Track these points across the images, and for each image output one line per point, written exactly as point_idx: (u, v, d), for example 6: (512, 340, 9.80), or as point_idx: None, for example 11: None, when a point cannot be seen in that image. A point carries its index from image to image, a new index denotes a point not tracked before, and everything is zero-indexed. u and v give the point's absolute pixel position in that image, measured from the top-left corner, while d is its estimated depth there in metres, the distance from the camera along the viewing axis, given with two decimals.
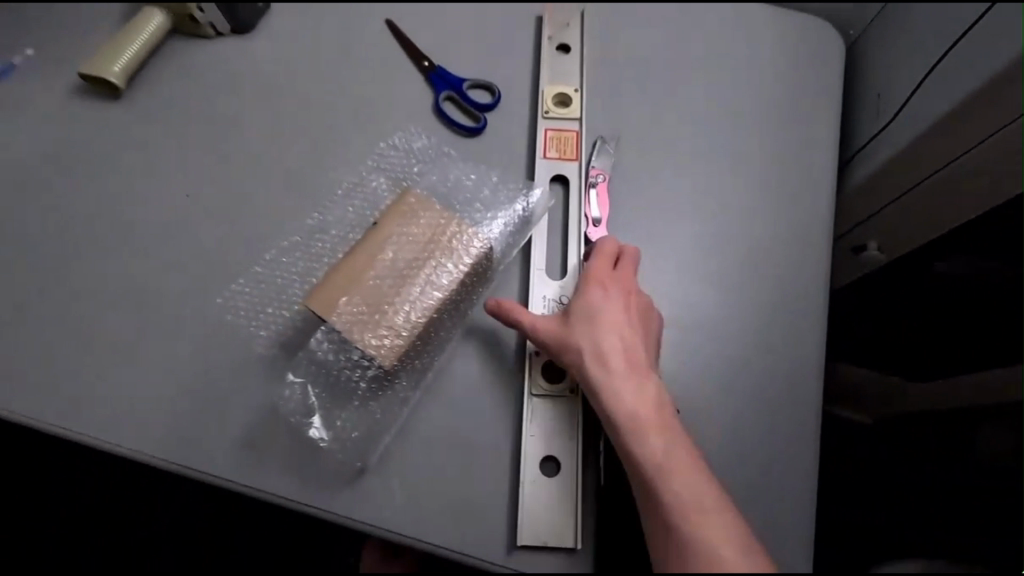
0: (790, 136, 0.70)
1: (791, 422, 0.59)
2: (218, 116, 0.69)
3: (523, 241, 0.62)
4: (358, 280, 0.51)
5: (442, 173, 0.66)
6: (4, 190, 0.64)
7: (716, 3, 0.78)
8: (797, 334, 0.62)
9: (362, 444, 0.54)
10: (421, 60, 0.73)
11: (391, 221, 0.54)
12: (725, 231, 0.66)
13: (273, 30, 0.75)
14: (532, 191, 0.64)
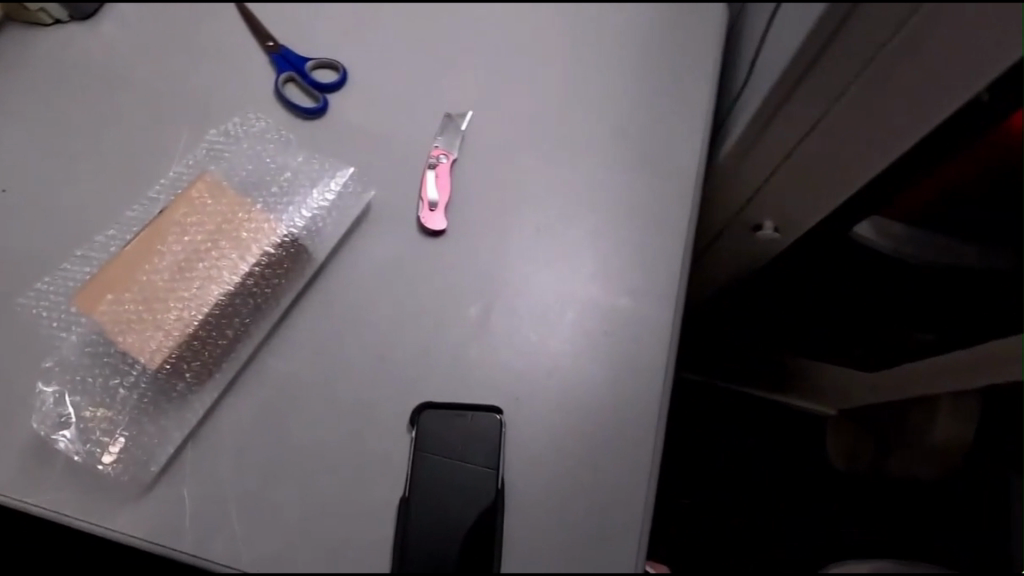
0: (658, 106, 0.64)
1: (641, 414, 0.52)
2: (45, 107, 0.65)
3: (322, 230, 0.56)
4: (128, 275, 0.48)
5: (248, 158, 0.60)
6: None
7: None
8: (654, 320, 0.55)
9: (143, 455, 0.49)
10: (266, 40, 0.68)
11: (176, 211, 0.50)
12: (578, 211, 0.60)
13: (117, 16, 0.71)
14: (333, 178, 0.59)
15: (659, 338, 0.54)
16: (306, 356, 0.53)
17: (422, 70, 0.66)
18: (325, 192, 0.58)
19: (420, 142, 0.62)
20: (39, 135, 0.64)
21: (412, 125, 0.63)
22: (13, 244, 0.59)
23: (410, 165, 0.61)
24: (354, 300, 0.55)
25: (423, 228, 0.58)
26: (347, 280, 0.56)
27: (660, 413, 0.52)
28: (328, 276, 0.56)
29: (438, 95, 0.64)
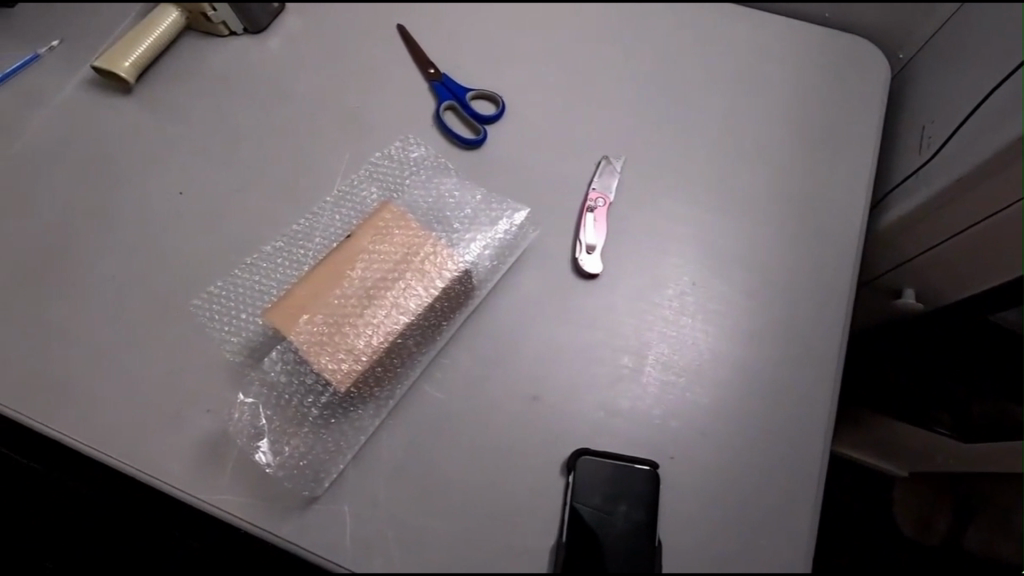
0: (817, 171, 0.64)
1: (792, 484, 0.52)
2: (221, 117, 0.69)
3: (503, 269, 0.58)
4: (320, 296, 0.49)
5: (425, 187, 0.63)
6: (18, 178, 0.67)
7: (744, 22, 0.73)
8: (809, 390, 0.55)
9: (315, 471, 0.51)
10: (427, 68, 0.70)
11: (364, 236, 0.51)
12: (733, 270, 0.60)
13: (285, 31, 0.75)
14: (513, 217, 0.61)
15: (815, 407, 0.54)
16: (464, 388, 0.54)
17: (579, 112, 0.68)
18: (509, 228, 0.60)
19: (576, 183, 0.63)
20: (215, 144, 0.68)
21: (571, 165, 0.64)
22: (190, 245, 0.62)
23: (569, 205, 0.62)
24: (523, 339, 0.56)
25: (579, 269, 0.59)
26: (517, 319, 0.57)
27: (814, 487, 0.52)
28: (500, 313, 0.57)
29: (594, 137, 0.66)
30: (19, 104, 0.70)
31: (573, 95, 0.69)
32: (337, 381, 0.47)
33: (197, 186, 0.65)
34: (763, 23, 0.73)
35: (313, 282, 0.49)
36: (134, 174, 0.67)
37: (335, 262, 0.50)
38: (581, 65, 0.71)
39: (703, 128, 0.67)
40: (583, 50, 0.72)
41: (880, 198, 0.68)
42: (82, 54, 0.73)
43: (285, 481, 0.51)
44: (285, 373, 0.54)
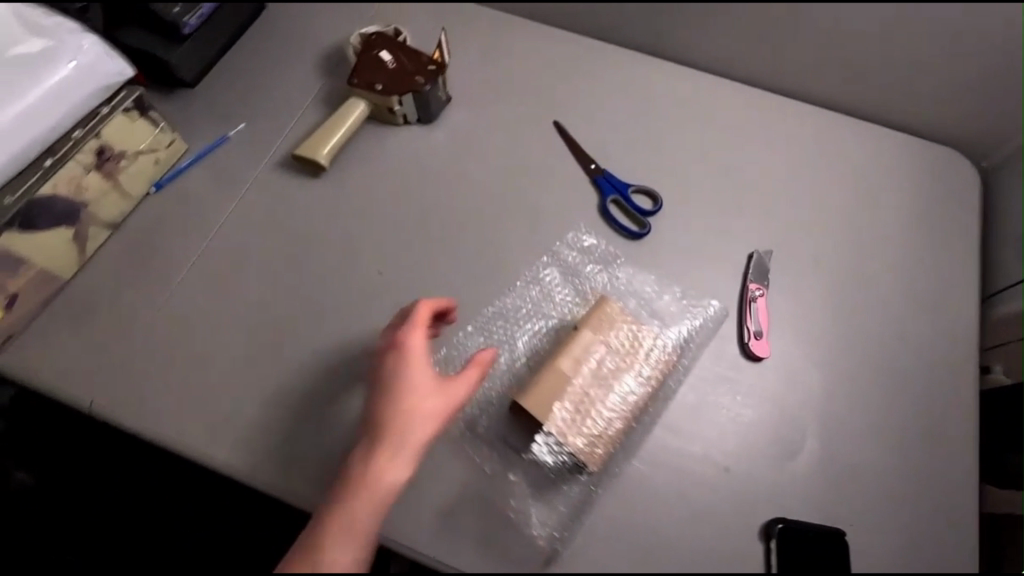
0: (926, 271, 0.77)
1: (937, 537, 0.64)
2: (407, 203, 0.77)
3: (695, 352, 0.69)
4: (559, 379, 0.57)
5: (620, 277, 0.73)
6: (226, 256, 0.73)
7: (855, 131, 0.84)
8: (941, 457, 0.67)
9: (559, 535, 0.59)
10: (588, 163, 0.79)
11: (589, 326, 0.60)
12: (871, 358, 0.71)
13: (454, 123, 0.83)
14: (703, 306, 0.71)
15: (947, 477, 0.66)
16: (668, 461, 0.63)
17: (723, 211, 0.78)
18: (701, 317, 0.71)
19: (734, 275, 0.74)
20: (404, 228, 0.75)
21: (727, 259, 0.75)
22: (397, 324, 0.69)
23: (733, 295, 0.72)
24: (711, 415, 0.66)
25: (749, 353, 0.69)
26: (713, 399, 0.67)
27: (954, 539, 0.63)
28: (693, 393, 0.67)
29: (741, 234, 0.77)
30: (217, 185, 0.77)
31: (716, 192, 0.79)
32: (581, 455, 0.56)
33: (394, 268, 0.73)
34: (869, 136, 0.85)
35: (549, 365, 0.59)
36: (333, 254, 0.73)
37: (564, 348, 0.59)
38: (718, 166, 0.81)
39: (828, 229, 0.78)
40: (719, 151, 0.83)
41: (990, 294, 0.80)
42: (269, 138, 0.80)
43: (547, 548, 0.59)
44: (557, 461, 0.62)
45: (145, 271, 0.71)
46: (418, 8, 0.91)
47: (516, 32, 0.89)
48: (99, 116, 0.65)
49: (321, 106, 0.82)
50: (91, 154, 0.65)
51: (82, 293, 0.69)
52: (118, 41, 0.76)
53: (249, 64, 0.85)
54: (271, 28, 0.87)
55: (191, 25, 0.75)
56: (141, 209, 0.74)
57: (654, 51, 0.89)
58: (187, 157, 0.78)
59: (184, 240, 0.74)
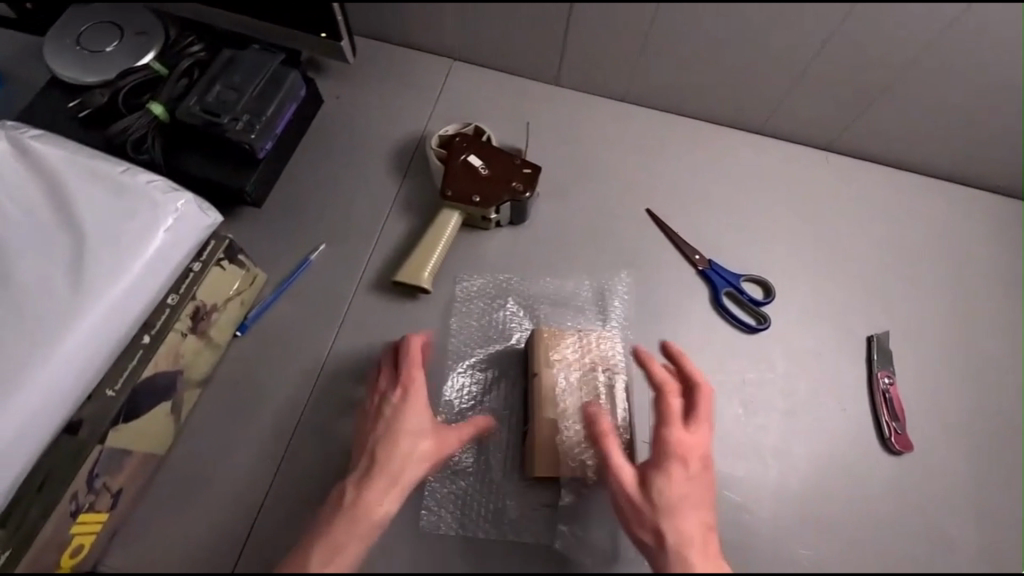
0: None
1: None
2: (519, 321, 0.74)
3: (836, 450, 0.70)
4: (553, 399, 0.66)
5: (747, 375, 0.73)
6: (335, 399, 0.67)
7: (931, 198, 0.86)
8: None
9: None
10: (693, 255, 0.78)
11: (544, 356, 0.68)
12: (994, 436, 0.73)
13: (547, 224, 0.80)
14: (837, 404, 0.72)
15: None
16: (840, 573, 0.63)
17: (827, 296, 0.79)
18: (839, 413, 0.72)
19: (856, 363, 0.74)
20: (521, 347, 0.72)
21: (845, 346, 0.75)
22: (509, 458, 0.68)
23: (865, 386, 0.73)
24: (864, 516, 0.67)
25: (890, 446, 0.70)
26: (864, 499, 0.68)
27: None
28: (847, 496, 0.68)
29: (850, 318, 0.77)
30: (308, 318, 0.71)
31: (815, 275, 0.80)
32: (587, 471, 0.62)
33: (517, 394, 0.70)
34: (950, 200, 0.86)
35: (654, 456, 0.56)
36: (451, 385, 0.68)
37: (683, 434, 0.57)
38: (811, 247, 0.82)
39: (932, 302, 0.80)
40: (812, 231, 0.83)
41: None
42: (355, 258, 0.74)
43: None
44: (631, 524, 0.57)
45: (246, 430, 0.64)
46: (486, 100, 0.87)
47: (593, 124, 0.88)
48: (192, 276, 0.58)
49: (405, 217, 0.77)
50: (188, 319, 0.58)
51: (182, 467, 0.62)
52: (182, 170, 0.68)
53: (318, 175, 0.79)
54: (337, 135, 0.82)
55: (266, 148, 0.68)
56: (229, 357, 0.67)
57: (732, 123, 0.87)
58: (270, 290, 0.71)
59: (283, 388, 0.67)
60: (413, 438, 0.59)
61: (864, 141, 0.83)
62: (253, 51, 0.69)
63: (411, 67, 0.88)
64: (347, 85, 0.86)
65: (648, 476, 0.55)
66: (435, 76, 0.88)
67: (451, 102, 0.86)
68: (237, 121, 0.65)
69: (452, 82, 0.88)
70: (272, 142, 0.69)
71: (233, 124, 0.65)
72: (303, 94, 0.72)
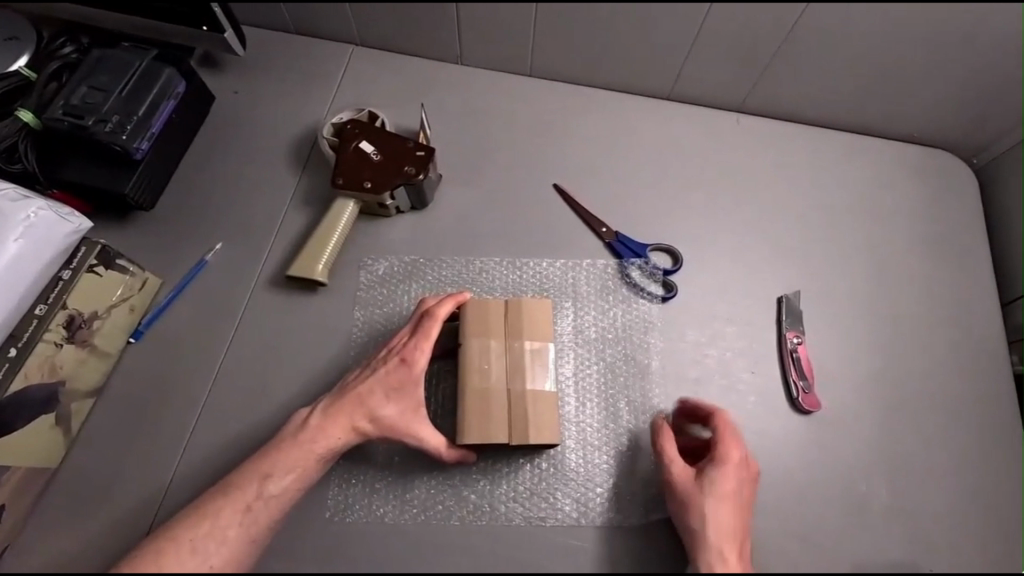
0: (941, 288, 0.78)
1: (995, 549, 0.66)
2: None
3: (744, 410, 0.70)
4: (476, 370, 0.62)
5: (654, 346, 0.72)
6: (231, 400, 0.65)
7: (846, 153, 0.85)
8: (980, 470, 0.69)
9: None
10: (600, 228, 0.77)
11: (470, 326, 0.64)
12: (903, 387, 0.73)
13: (451, 205, 0.78)
14: (745, 367, 0.71)
15: (989, 488, 0.69)
16: None
17: (739, 258, 0.77)
18: (749, 376, 0.71)
19: (767, 324, 0.73)
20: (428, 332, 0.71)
21: (756, 307, 0.74)
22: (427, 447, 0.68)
23: (773, 347, 0.72)
24: (771, 474, 0.67)
25: (798, 406, 0.70)
26: (771, 458, 0.68)
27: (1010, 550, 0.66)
28: (752, 455, 0.68)
29: (761, 280, 0.76)
30: (204, 320, 0.69)
31: (728, 237, 0.78)
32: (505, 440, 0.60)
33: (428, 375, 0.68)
34: (865, 154, 0.85)
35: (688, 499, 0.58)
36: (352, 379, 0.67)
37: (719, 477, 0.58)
38: (726, 209, 0.80)
39: (847, 259, 0.79)
40: (725, 193, 0.81)
41: (1011, 299, 0.80)
42: (252, 255, 0.73)
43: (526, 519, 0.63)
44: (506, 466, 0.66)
45: (143, 438, 0.63)
46: (387, 84, 0.85)
47: (497, 98, 0.85)
48: (61, 284, 0.59)
49: (304, 210, 0.75)
50: (60, 328, 0.58)
51: (76, 480, 0.61)
52: (59, 178, 0.66)
53: (213, 173, 0.77)
54: (232, 130, 0.80)
55: (142, 148, 0.66)
56: (122, 366, 0.66)
57: (641, 88, 0.85)
58: (163, 294, 0.70)
59: (178, 393, 0.65)
60: (347, 413, 0.59)
61: (772, 99, 0.82)
62: (122, 50, 0.68)
63: (308, 53, 0.86)
64: (242, 77, 0.84)
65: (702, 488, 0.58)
66: (333, 61, 0.85)
67: (350, 88, 0.84)
68: (105, 122, 0.64)
69: (351, 66, 0.86)
70: (150, 142, 0.67)
71: (101, 126, 0.64)
72: (182, 89, 0.70)
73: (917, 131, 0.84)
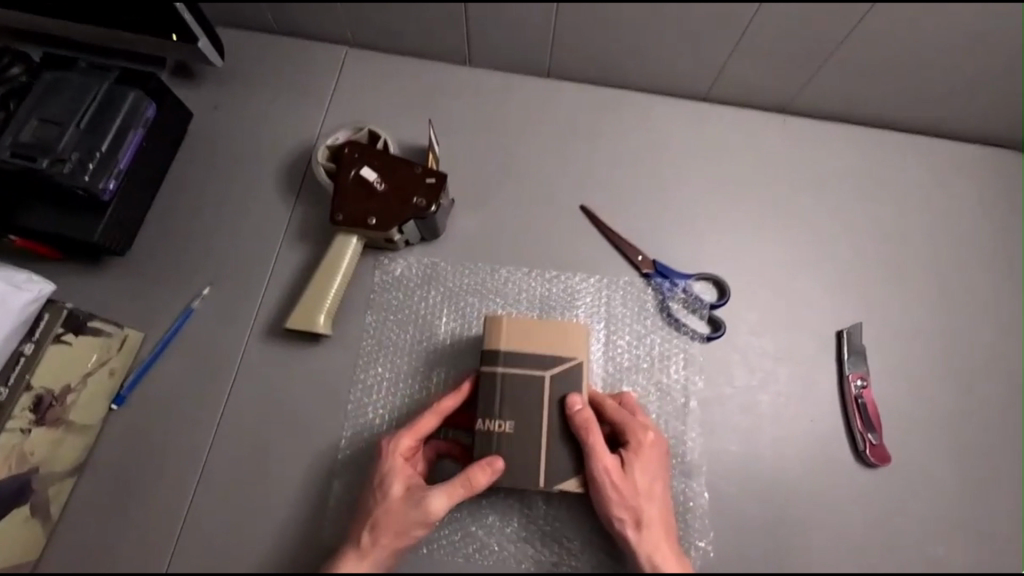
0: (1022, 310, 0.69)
1: None
2: (438, 315, 0.65)
3: (807, 465, 0.61)
4: (518, 399, 0.52)
5: (704, 390, 0.63)
6: (228, 473, 0.58)
7: (908, 158, 0.75)
8: None
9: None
10: (635, 255, 0.67)
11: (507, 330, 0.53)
12: (985, 429, 0.64)
13: (464, 235, 0.68)
14: (806, 415, 0.63)
15: None
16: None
17: (793, 286, 0.68)
18: (811, 423, 0.63)
19: (828, 364, 0.65)
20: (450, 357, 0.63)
21: (814, 345, 0.66)
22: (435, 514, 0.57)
23: (835, 390, 0.64)
24: (845, 538, 0.59)
25: (865, 460, 0.61)
26: (842, 520, 0.59)
27: None
28: (820, 517, 0.59)
29: (818, 310, 0.67)
30: (193, 379, 0.61)
31: (778, 262, 0.69)
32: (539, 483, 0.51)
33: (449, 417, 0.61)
34: (928, 157, 0.75)
35: (616, 504, 0.50)
36: (363, 443, 0.59)
37: (638, 481, 0.51)
38: (774, 229, 0.71)
39: (912, 282, 0.70)
40: (774, 209, 0.72)
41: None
42: (244, 302, 0.64)
43: (573, 568, 0.56)
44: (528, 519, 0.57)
45: (132, 524, 0.56)
46: (387, 93, 0.74)
47: (511, 105, 0.75)
48: (23, 361, 0.51)
49: (300, 246, 0.67)
50: (27, 412, 0.51)
51: (59, 574, 0.54)
52: (17, 228, 0.57)
53: (195, 206, 0.68)
54: (214, 154, 0.70)
55: (110, 188, 0.57)
56: (105, 439, 0.58)
57: (674, 90, 0.75)
58: (146, 352, 0.61)
59: (169, 467, 0.58)
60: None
61: (823, 96, 0.72)
62: (77, 72, 0.58)
63: (295, 60, 0.75)
64: (223, 91, 0.73)
65: (626, 481, 0.51)
66: (324, 67, 0.75)
67: (345, 99, 0.74)
68: (63, 162, 0.54)
69: (346, 73, 0.75)
70: (119, 179, 0.58)
71: (59, 166, 0.54)
72: (152, 114, 0.60)
73: (988, 129, 0.74)
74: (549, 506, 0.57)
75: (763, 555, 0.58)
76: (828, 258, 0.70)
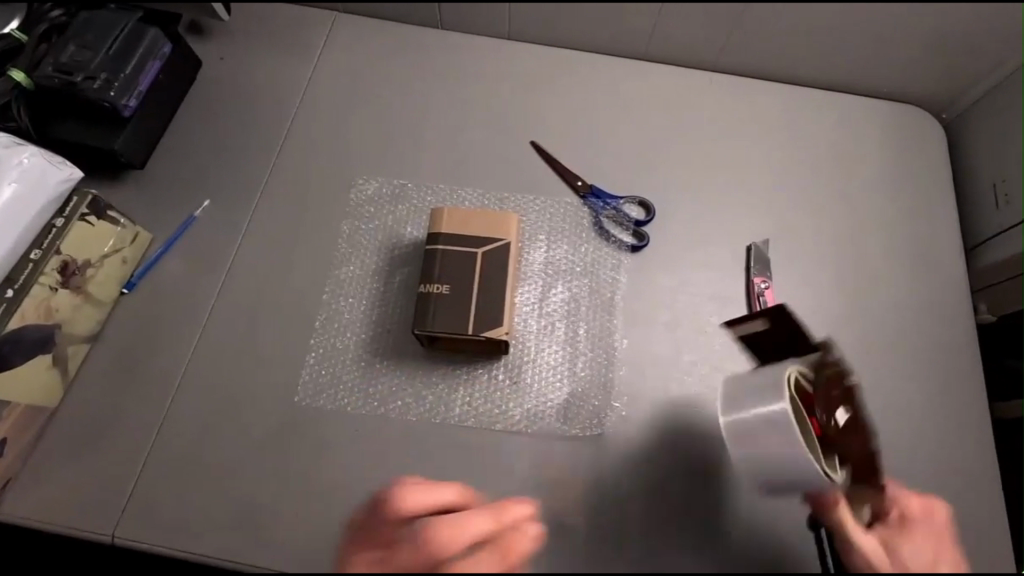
0: (910, 234, 0.79)
1: (954, 478, 0.68)
2: (405, 225, 0.75)
3: (715, 354, 0.70)
4: (453, 267, 0.64)
5: (630, 290, 0.73)
6: (218, 348, 0.68)
7: (824, 106, 0.85)
8: (944, 406, 0.71)
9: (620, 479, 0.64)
10: (574, 180, 0.78)
11: (447, 216, 0.65)
12: (872, 332, 0.73)
13: (428, 162, 0.80)
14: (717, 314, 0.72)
15: (952, 421, 0.70)
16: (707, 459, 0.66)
17: (712, 207, 0.78)
18: (720, 319, 0.72)
19: (736, 272, 0.75)
20: (411, 259, 0.74)
21: (727, 255, 0.76)
22: (393, 381, 0.67)
23: (743, 292, 0.74)
24: None
25: None
26: None
27: (969, 479, 0.68)
28: (722, 396, 0.69)
29: (733, 228, 0.77)
30: (190, 271, 0.72)
31: (700, 189, 0.79)
32: (468, 331, 0.62)
33: (405, 304, 0.71)
34: (840, 107, 0.86)
35: None
36: (332, 324, 0.70)
37: None
38: (700, 162, 0.81)
39: (818, 208, 0.79)
40: (699, 145, 0.82)
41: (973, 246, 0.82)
42: (237, 212, 0.75)
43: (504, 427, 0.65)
44: (472, 388, 0.67)
45: (139, 381, 0.66)
46: (368, 49, 0.86)
47: (476, 59, 0.86)
48: (54, 231, 0.63)
49: (287, 170, 0.78)
50: (54, 273, 0.63)
51: (72, 419, 0.64)
52: (50, 136, 0.68)
53: (198, 136, 0.79)
54: (217, 95, 0.82)
55: (131, 106, 0.69)
56: (116, 316, 0.69)
57: (616, 50, 0.86)
58: (154, 249, 0.72)
59: (167, 341, 0.68)
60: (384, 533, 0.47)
61: (742, 56, 0.83)
62: (109, 11, 0.71)
63: (292, 21, 0.87)
64: (228, 44, 0.86)
65: None
66: (315, 28, 0.87)
67: (331, 53, 0.86)
68: (93, 79, 0.66)
69: (334, 32, 0.87)
70: (139, 100, 0.70)
71: (90, 83, 0.67)
72: (168, 51, 0.73)
73: (887, 87, 0.85)
74: (492, 376, 0.68)
75: (667, 423, 0.67)
76: (745, 186, 0.80)
